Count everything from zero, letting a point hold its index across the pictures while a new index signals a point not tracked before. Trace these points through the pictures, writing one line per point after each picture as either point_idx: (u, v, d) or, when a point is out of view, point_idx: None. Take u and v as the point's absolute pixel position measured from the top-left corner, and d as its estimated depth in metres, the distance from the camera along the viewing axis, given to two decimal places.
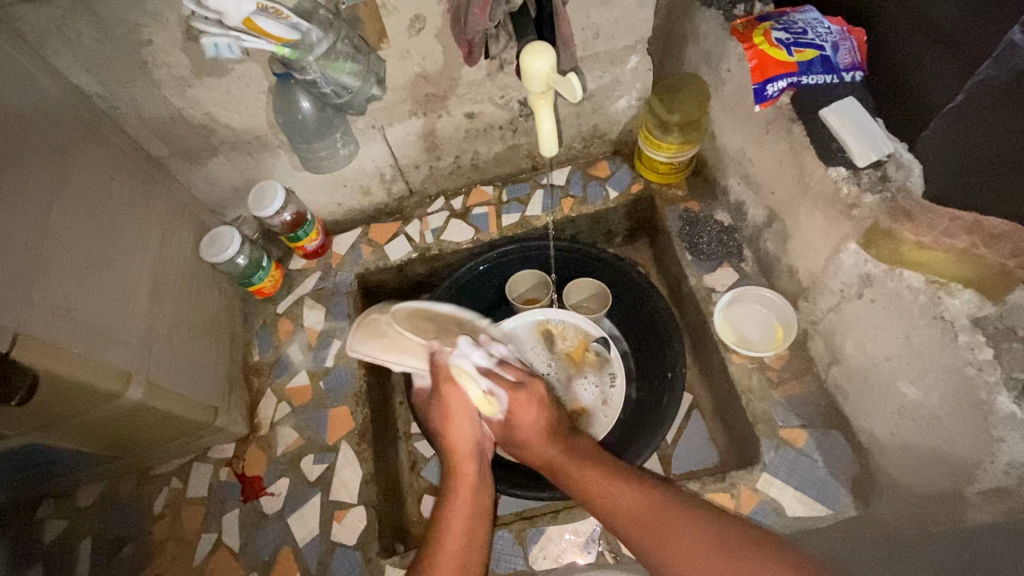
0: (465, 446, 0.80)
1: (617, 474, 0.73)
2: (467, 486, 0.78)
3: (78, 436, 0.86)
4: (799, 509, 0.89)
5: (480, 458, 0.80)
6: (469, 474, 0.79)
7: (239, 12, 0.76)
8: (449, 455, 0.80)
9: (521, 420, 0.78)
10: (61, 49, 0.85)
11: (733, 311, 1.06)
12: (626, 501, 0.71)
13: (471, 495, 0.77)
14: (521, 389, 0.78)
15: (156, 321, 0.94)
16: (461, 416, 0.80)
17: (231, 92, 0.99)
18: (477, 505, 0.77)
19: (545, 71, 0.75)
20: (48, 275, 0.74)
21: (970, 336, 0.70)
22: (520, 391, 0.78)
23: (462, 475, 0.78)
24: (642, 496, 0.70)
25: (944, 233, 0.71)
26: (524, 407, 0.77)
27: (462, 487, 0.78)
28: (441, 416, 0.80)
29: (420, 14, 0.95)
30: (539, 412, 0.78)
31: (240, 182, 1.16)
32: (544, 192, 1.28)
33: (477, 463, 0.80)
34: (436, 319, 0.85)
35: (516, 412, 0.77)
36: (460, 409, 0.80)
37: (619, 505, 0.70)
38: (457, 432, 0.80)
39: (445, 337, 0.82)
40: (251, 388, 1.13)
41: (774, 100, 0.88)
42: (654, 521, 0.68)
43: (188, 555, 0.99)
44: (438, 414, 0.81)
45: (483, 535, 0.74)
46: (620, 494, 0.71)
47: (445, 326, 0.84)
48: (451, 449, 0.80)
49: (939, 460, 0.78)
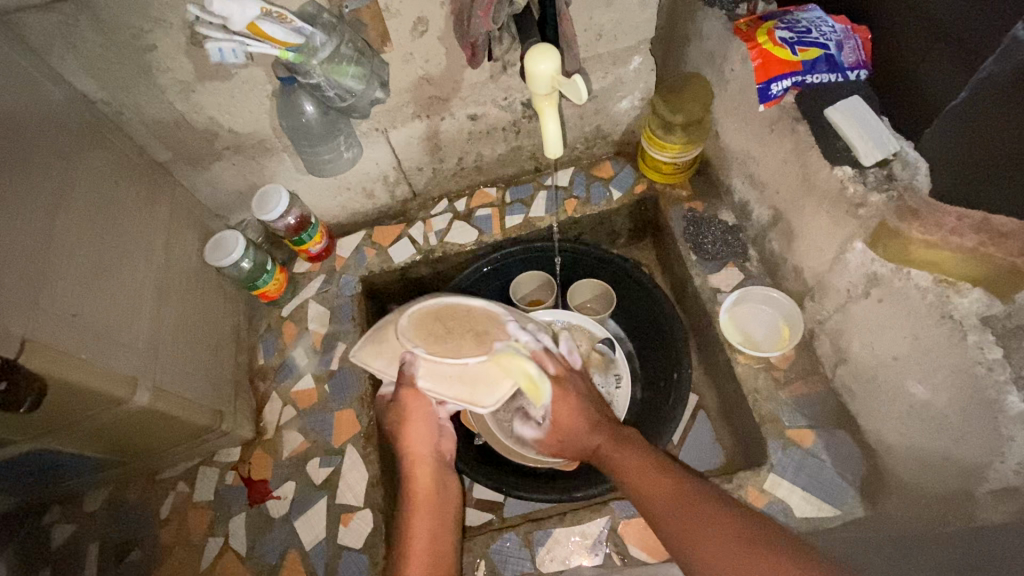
0: (423, 450, 0.82)
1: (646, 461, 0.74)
2: (427, 490, 0.80)
3: (84, 441, 0.86)
4: (808, 509, 0.89)
5: (437, 463, 0.83)
6: (425, 478, 0.81)
7: (243, 17, 0.76)
8: (407, 457, 0.82)
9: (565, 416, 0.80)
10: (65, 55, 0.85)
11: (740, 310, 1.06)
12: (662, 493, 0.69)
13: (431, 496, 0.80)
14: (562, 381, 0.80)
15: (162, 326, 0.94)
16: (422, 419, 0.82)
17: (235, 97, 0.99)
18: (437, 506, 0.79)
19: (550, 73, 0.75)
20: (53, 281, 0.74)
21: (979, 336, 0.70)
22: (562, 384, 0.79)
23: (417, 478, 0.81)
24: (677, 487, 0.69)
25: (952, 232, 0.69)
26: (567, 402, 0.80)
27: (419, 491, 0.80)
28: (398, 420, 0.82)
29: (423, 17, 0.95)
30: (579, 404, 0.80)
31: (244, 186, 1.16)
32: (548, 193, 1.28)
33: (432, 467, 0.82)
34: (450, 318, 0.79)
35: (556, 407, 0.80)
36: (419, 414, 0.82)
37: (654, 497, 0.69)
38: (415, 436, 0.82)
39: (445, 343, 0.77)
40: (258, 391, 1.13)
41: (780, 98, 0.90)
42: (680, 509, 0.67)
43: (195, 559, 0.99)
44: (395, 417, 0.82)
45: (448, 537, 0.77)
46: (648, 479, 0.71)
47: (454, 326, 0.78)
48: (409, 453, 0.82)
49: (949, 460, 0.78)
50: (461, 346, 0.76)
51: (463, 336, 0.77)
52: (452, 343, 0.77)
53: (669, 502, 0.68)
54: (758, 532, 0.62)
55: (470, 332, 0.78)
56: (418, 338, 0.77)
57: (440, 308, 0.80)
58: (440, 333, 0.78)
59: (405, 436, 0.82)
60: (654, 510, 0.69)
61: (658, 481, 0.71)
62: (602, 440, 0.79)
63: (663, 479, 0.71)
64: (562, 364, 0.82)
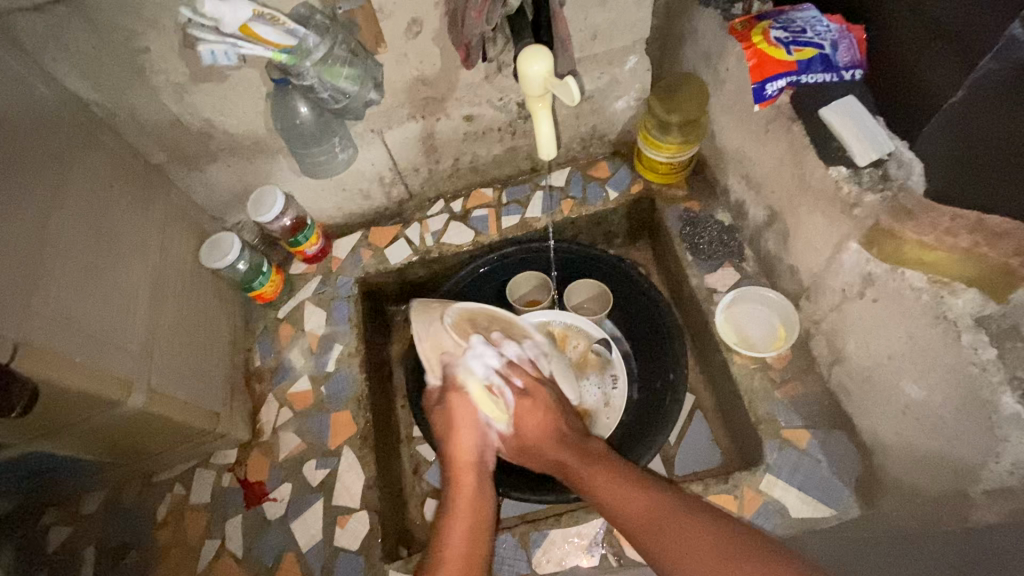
0: (469, 456, 0.84)
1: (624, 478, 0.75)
2: (468, 498, 0.80)
3: (80, 444, 0.86)
4: (803, 509, 0.89)
5: (479, 469, 0.83)
6: (469, 485, 0.81)
7: (236, 18, 0.76)
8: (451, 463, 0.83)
9: (531, 429, 0.82)
10: (58, 57, 0.85)
11: (736, 310, 1.06)
12: (632, 503, 0.72)
13: (472, 505, 0.80)
14: (527, 397, 0.84)
15: (158, 328, 0.94)
16: (466, 425, 0.84)
17: (229, 99, 0.99)
18: (477, 519, 0.79)
19: (543, 73, 0.75)
20: (46, 284, 0.74)
21: (973, 335, 0.70)
22: (528, 399, 0.83)
23: (462, 485, 0.81)
24: (646, 494, 0.72)
25: (946, 232, 0.70)
26: (533, 415, 0.82)
27: (460, 498, 0.80)
28: (446, 425, 0.85)
29: (417, 18, 0.95)
30: (545, 418, 0.82)
31: (239, 187, 1.16)
32: (544, 193, 1.28)
33: (476, 473, 0.83)
34: (481, 319, 0.92)
35: (521, 418, 0.82)
36: (467, 419, 0.84)
37: (625, 506, 0.72)
38: (462, 440, 0.84)
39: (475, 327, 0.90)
40: (254, 393, 1.13)
41: (774, 98, 0.89)
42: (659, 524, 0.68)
43: (192, 561, 0.98)
44: (444, 423, 0.85)
45: (484, 545, 0.76)
46: (625, 495, 0.73)
47: (487, 323, 0.92)
48: (453, 461, 0.83)
49: (944, 460, 0.78)
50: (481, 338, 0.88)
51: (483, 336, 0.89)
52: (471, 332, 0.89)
53: (640, 509, 0.70)
54: (737, 533, 0.64)
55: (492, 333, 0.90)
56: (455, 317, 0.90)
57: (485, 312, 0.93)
58: (474, 324, 0.90)
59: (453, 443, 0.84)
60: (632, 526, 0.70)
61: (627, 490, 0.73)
62: (570, 457, 0.80)
63: (631, 488, 0.73)
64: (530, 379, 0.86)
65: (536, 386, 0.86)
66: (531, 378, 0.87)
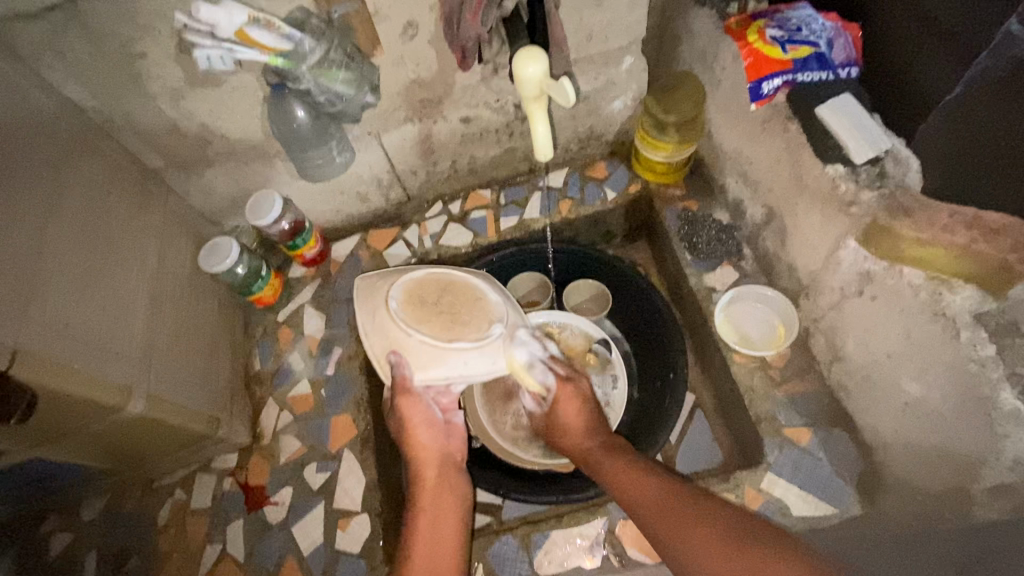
0: (431, 455, 0.86)
1: (639, 467, 0.78)
2: (432, 493, 0.83)
3: (80, 450, 0.86)
4: (805, 508, 0.89)
5: (443, 463, 0.86)
6: (432, 480, 0.84)
7: (231, 24, 0.77)
8: (415, 463, 0.85)
9: (566, 411, 0.87)
10: (55, 64, 0.85)
11: (735, 309, 1.06)
12: (642, 487, 0.74)
13: (435, 499, 0.82)
14: (569, 382, 0.87)
15: (157, 334, 0.94)
16: (423, 427, 0.84)
17: (226, 103, 0.99)
18: (440, 513, 0.80)
19: (538, 76, 0.74)
20: (44, 292, 0.74)
21: (972, 333, 0.70)
22: (568, 384, 0.87)
23: (426, 482, 0.84)
24: (657, 485, 0.74)
25: (944, 229, 0.70)
26: (568, 400, 0.86)
27: (423, 495, 0.82)
28: (400, 427, 0.85)
29: (412, 21, 0.95)
30: (582, 407, 0.87)
31: (237, 192, 1.16)
32: (541, 195, 1.28)
33: (439, 469, 0.85)
34: (432, 293, 0.81)
35: (563, 404, 0.86)
36: (421, 420, 0.84)
37: (636, 493, 0.74)
38: (421, 443, 0.85)
39: (427, 311, 0.79)
40: (254, 397, 1.13)
41: (770, 97, 0.90)
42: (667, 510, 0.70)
43: (193, 566, 0.98)
44: (398, 425, 0.85)
45: (450, 539, 0.77)
46: (638, 482, 0.75)
47: (444, 302, 0.80)
48: (415, 457, 0.85)
49: (944, 456, 0.78)
50: (443, 326, 0.79)
51: (437, 317, 0.79)
52: (421, 317, 0.79)
53: (654, 498, 0.72)
54: (746, 524, 0.65)
55: (453, 314, 0.80)
56: (406, 306, 0.79)
57: (429, 279, 0.82)
58: (424, 302, 0.80)
59: (412, 442, 0.85)
60: (641, 510, 0.72)
61: (643, 479, 0.76)
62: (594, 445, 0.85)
63: (642, 477, 0.76)
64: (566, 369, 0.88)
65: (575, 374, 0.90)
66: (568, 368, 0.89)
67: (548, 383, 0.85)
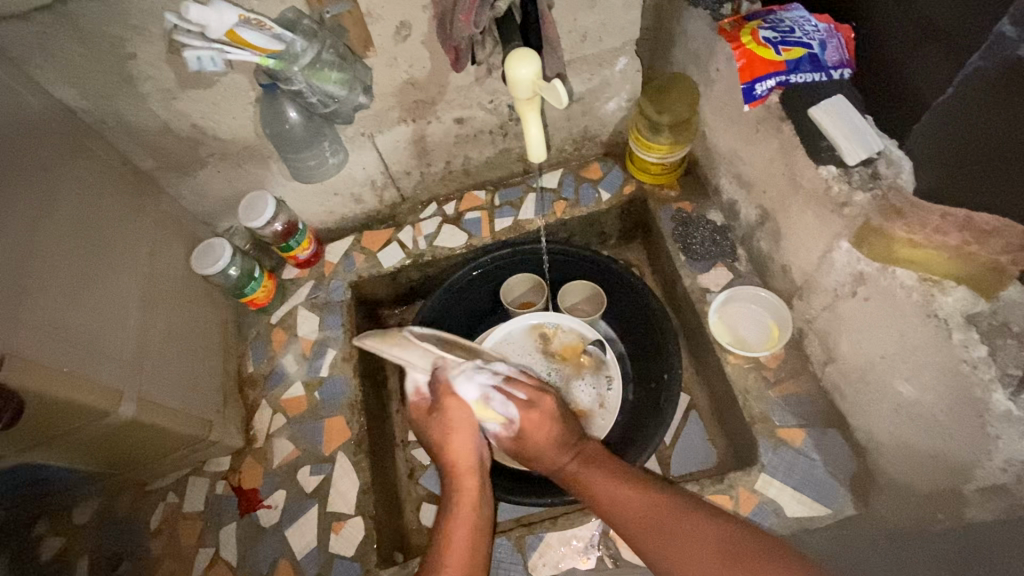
0: (466, 460, 0.83)
1: (624, 478, 0.76)
2: (470, 497, 0.80)
3: (71, 453, 0.85)
4: (799, 509, 0.89)
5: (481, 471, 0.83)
6: (472, 488, 0.81)
7: (222, 24, 0.76)
8: (452, 469, 0.83)
9: (535, 439, 0.83)
10: (44, 65, 0.84)
11: (730, 309, 1.06)
12: (631, 501, 0.73)
13: (476, 504, 0.79)
14: (533, 409, 0.84)
15: (149, 337, 0.93)
16: (462, 429, 0.83)
17: (218, 103, 0.98)
18: (479, 518, 0.78)
19: (531, 77, 0.74)
20: (34, 296, 0.73)
21: (964, 334, 0.70)
22: (532, 409, 0.83)
23: (465, 488, 0.81)
24: (646, 498, 0.72)
25: (935, 231, 0.70)
26: (535, 425, 0.83)
27: (464, 496, 0.80)
28: (443, 431, 0.84)
29: (405, 21, 0.95)
30: (551, 426, 0.83)
31: (230, 193, 1.16)
32: (536, 195, 1.28)
33: (478, 476, 0.82)
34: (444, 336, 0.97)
35: (529, 430, 0.83)
36: (462, 423, 0.84)
37: (625, 508, 0.72)
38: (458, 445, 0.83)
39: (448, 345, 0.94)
40: (247, 399, 1.12)
41: (764, 98, 0.89)
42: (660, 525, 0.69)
43: (186, 569, 0.98)
44: (439, 429, 0.84)
45: (485, 544, 0.76)
46: (625, 496, 0.74)
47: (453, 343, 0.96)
48: (453, 464, 0.83)
49: (937, 457, 0.78)
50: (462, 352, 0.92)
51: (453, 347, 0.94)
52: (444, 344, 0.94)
53: (649, 513, 0.70)
54: (742, 536, 0.65)
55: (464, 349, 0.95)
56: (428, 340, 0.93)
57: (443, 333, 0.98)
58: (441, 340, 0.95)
59: (451, 446, 0.83)
60: (631, 527, 0.71)
61: (630, 493, 0.74)
62: (569, 462, 0.81)
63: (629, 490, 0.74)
64: (530, 390, 0.86)
65: (538, 395, 0.86)
66: (533, 388, 0.87)
67: (510, 414, 0.83)
